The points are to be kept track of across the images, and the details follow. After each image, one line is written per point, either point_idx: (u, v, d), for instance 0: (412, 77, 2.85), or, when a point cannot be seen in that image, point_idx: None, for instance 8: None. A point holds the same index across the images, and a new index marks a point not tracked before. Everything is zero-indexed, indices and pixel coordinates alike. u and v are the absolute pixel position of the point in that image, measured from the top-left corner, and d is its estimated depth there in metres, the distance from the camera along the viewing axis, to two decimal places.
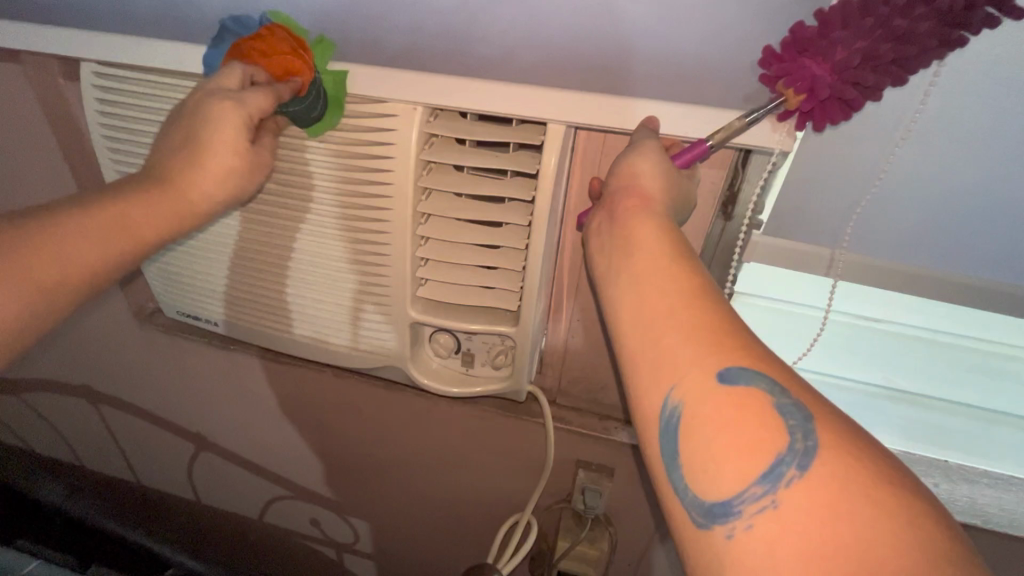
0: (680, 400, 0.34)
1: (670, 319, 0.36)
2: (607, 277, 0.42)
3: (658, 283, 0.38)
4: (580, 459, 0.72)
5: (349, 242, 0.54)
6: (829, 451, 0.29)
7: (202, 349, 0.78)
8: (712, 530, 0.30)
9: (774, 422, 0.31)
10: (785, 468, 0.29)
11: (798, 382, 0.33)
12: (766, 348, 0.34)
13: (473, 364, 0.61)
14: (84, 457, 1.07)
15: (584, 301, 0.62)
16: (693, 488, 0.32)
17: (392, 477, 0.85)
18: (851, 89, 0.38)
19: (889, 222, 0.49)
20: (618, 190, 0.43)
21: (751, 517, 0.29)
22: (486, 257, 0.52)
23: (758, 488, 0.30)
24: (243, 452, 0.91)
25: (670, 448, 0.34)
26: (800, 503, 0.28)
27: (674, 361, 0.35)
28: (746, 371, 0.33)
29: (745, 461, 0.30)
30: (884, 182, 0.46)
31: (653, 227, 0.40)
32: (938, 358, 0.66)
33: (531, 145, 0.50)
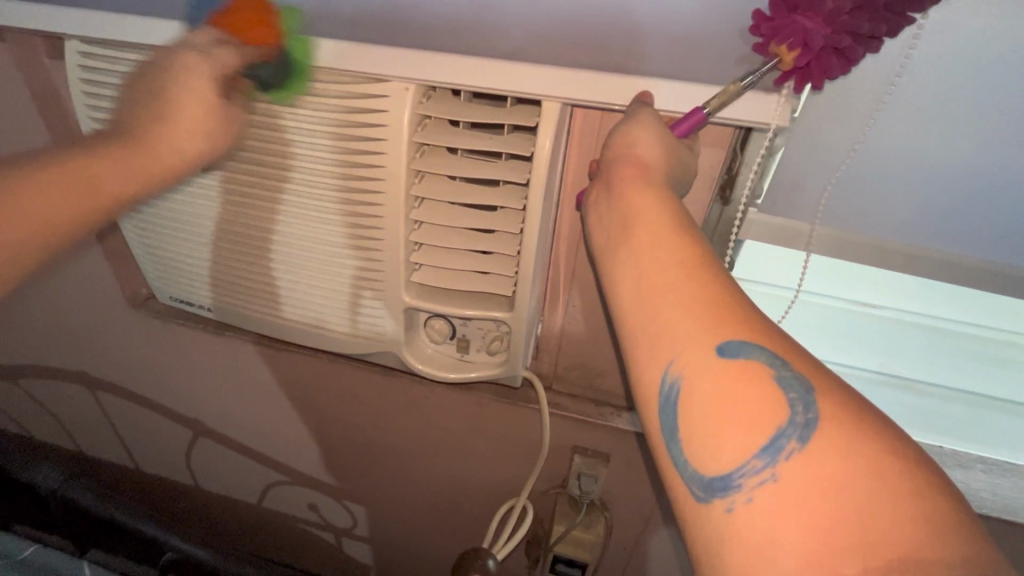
0: (678, 375, 0.33)
1: (669, 294, 0.35)
2: (604, 252, 0.41)
3: (656, 257, 0.37)
4: (577, 445, 0.72)
5: (343, 225, 0.54)
6: (830, 423, 0.29)
7: (198, 334, 0.79)
8: (712, 503, 0.30)
9: (775, 395, 0.31)
10: (785, 441, 0.29)
11: (799, 355, 0.32)
12: (767, 321, 0.34)
13: (468, 350, 0.61)
14: (83, 444, 1.08)
15: (581, 283, 0.62)
16: (693, 463, 0.32)
17: (389, 463, 0.85)
18: (846, 38, 0.37)
19: (877, 200, 0.50)
20: (615, 162, 0.42)
21: (751, 490, 0.29)
22: (480, 242, 0.52)
23: (758, 462, 0.29)
24: (240, 437, 0.92)
25: (669, 423, 0.33)
26: (800, 475, 0.28)
27: (672, 337, 0.34)
28: (746, 345, 0.32)
29: (744, 435, 0.30)
30: (861, 158, 0.47)
31: (654, 200, 0.39)
32: (935, 348, 0.65)
33: (525, 127, 0.49)
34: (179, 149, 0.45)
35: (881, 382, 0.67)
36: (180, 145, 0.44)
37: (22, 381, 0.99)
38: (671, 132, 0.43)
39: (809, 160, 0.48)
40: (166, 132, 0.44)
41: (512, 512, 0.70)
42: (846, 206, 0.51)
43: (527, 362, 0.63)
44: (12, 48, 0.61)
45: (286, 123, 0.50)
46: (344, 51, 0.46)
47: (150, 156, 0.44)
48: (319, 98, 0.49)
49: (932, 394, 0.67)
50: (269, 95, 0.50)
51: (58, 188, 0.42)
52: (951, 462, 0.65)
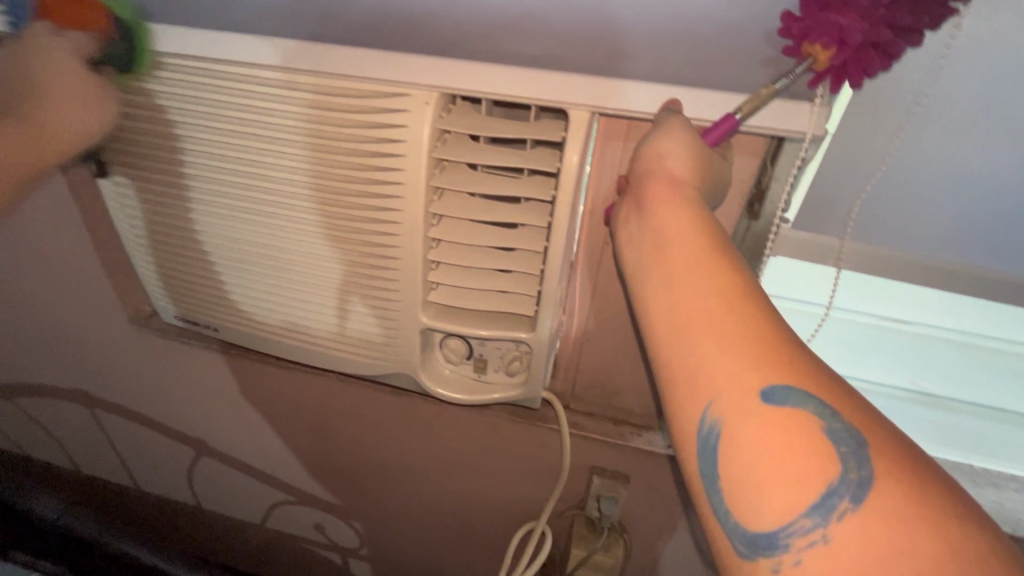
0: (717, 417, 0.31)
1: (707, 327, 0.33)
2: (635, 275, 0.39)
3: (693, 287, 0.35)
4: (595, 465, 0.70)
5: (356, 244, 0.51)
6: (885, 481, 0.27)
7: (202, 353, 0.76)
8: (756, 562, 0.28)
9: (825, 448, 0.29)
10: (838, 499, 0.27)
11: (850, 402, 0.30)
12: (815, 363, 0.32)
13: (486, 370, 0.58)
14: (81, 463, 1.05)
15: (601, 302, 0.60)
16: (735, 515, 0.30)
17: (399, 483, 0.83)
18: (886, 31, 0.34)
19: (904, 215, 0.47)
20: (646, 176, 0.41)
21: (800, 552, 0.27)
22: (501, 261, 0.50)
23: (807, 522, 0.27)
24: (244, 456, 0.90)
25: (708, 469, 0.31)
26: (857, 539, 0.26)
27: (711, 375, 0.32)
28: (794, 392, 0.30)
29: (791, 490, 0.28)
30: (890, 168, 0.44)
31: (687, 221, 0.37)
32: (966, 358, 0.63)
33: (550, 141, 0.47)
34: (72, 128, 0.47)
35: (909, 399, 0.65)
36: (68, 123, 0.47)
37: (19, 399, 0.97)
38: (703, 140, 0.40)
39: (840, 179, 0.46)
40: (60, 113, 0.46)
41: (530, 536, 0.68)
42: (873, 223, 0.48)
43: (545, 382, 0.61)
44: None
45: (297, 140, 0.48)
46: (369, 59, 0.45)
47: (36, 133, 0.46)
48: (330, 116, 0.47)
49: (960, 410, 0.65)
50: (277, 112, 0.48)
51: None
52: (983, 481, 0.63)
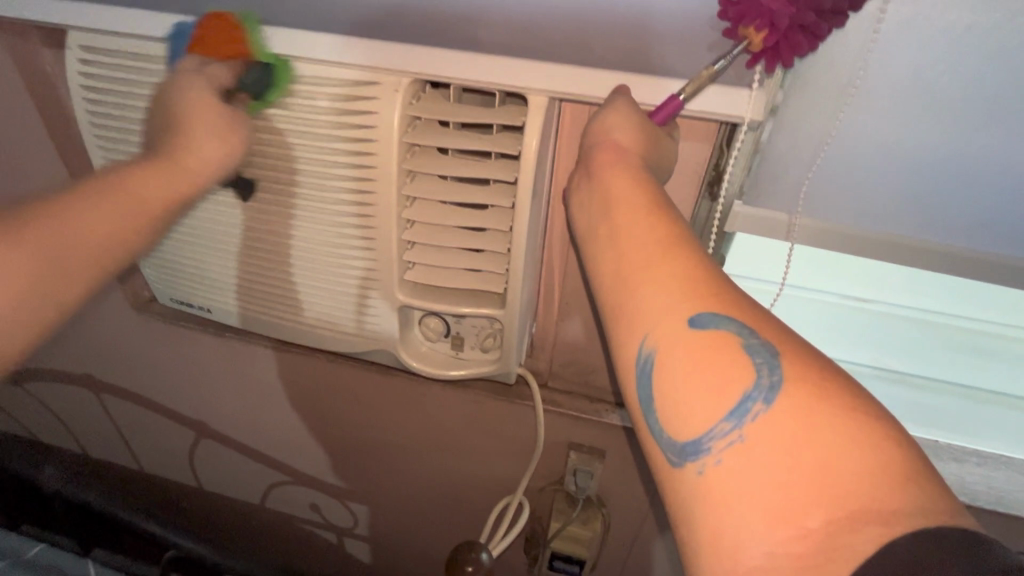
0: (653, 348, 0.35)
1: (644, 269, 0.37)
2: (586, 235, 0.43)
3: (633, 238, 0.38)
4: (572, 441, 0.72)
5: (338, 227, 0.55)
6: (794, 384, 0.30)
7: (200, 335, 0.80)
8: (684, 468, 0.31)
9: (741, 360, 0.32)
10: (752, 403, 0.30)
11: (768, 323, 0.34)
12: (741, 295, 0.35)
13: (462, 347, 0.62)
14: (87, 445, 1.09)
15: (573, 282, 0.62)
16: (668, 430, 0.33)
17: (388, 461, 0.86)
18: (810, 15, 0.38)
19: (854, 192, 0.50)
20: (594, 148, 0.43)
21: (720, 452, 0.30)
22: (471, 240, 0.53)
23: (726, 425, 0.31)
24: (241, 437, 0.93)
25: (645, 395, 0.35)
26: (768, 435, 0.29)
27: (647, 312, 0.36)
28: (718, 317, 0.34)
29: (713, 402, 0.32)
30: (834, 146, 0.47)
31: (629, 178, 0.41)
32: (927, 335, 0.66)
33: (514, 126, 0.50)
34: (203, 158, 0.47)
35: (874, 377, 0.67)
36: (206, 155, 0.47)
37: (28, 382, 1.01)
38: (649, 120, 0.44)
39: (788, 156, 0.49)
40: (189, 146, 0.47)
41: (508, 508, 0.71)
42: (826, 200, 0.51)
43: (520, 359, 0.63)
44: (10, 47, 0.62)
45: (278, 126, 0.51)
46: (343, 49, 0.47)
47: (175, 164, 0.46)
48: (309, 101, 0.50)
49: (924, 387, 0.68)
50: (255, 99, 0.51)
51: (92, 203, 0.44)
52: (946, 456, 0.65)
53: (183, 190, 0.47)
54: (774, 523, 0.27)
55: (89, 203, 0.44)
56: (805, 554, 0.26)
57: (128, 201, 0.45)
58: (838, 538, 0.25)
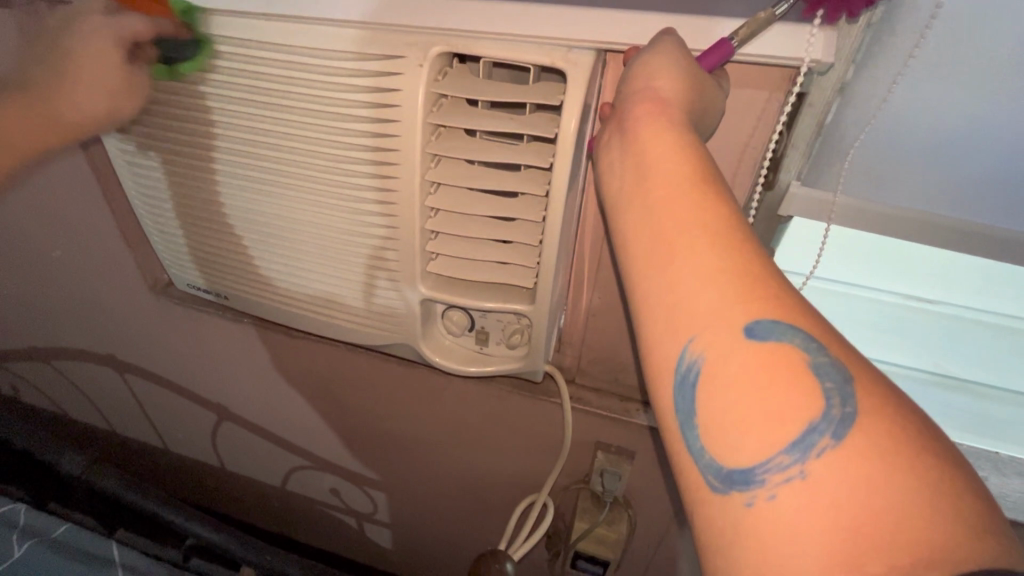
0: (699, 354, 0.30)
1: (692, 260, 0.32)
2: (615, 204, 0.37)
3: (679, 222, 0.33)
4: (600, 441, 0.69)
5: (358, 215, 0.51)
6: (869, 420, 0.26)
7: (218, 321, 0.78)
8: (729, 496, 0.27)
9: (809, 385, 0.28)
10: (818, 437, 0.26)
11: (837, 340, 0.29)
12: (804, 301, 0.31)
13: (487, 343, 0.58)
14: (115, 422, 1.10)
15: (606, 276, 0.58)
16: (710, 451, 0.29)
17: (408, 452, 0.84)
18: None
19: (901, 170, 0.48)
20: (630, 101, 0.38)
21: (775, 486, 0.26)
22: (499, 231, 0.49)
23: (785, 458, 0.26)
24: (261, 421, 0.93)
25: (685, 406, 0.30)
26: (833, 476, 0.25)
27: (693, 309, 0.31)
28: (778, 326, 0.29)
29: (770, 429, 0.27)
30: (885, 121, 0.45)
31: (671, 142, 0.35)
32: (997, 340, 0.62)
33: (549, 106, 0.45)
34: None
35: (933, 383, 0.62)
36: None
37: (55, 361, 1.02)
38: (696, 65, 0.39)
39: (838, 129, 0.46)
40: None
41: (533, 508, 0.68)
42: (872, 177, 0.49)
43: (549, 356, 0.60)
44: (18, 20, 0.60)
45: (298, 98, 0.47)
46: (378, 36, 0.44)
47: None
48: (323, 68, 0.45)
49: (986, 395, 0.62)
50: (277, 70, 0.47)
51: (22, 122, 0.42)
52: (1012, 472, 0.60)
53: None
54: (829, 565, 0.23)
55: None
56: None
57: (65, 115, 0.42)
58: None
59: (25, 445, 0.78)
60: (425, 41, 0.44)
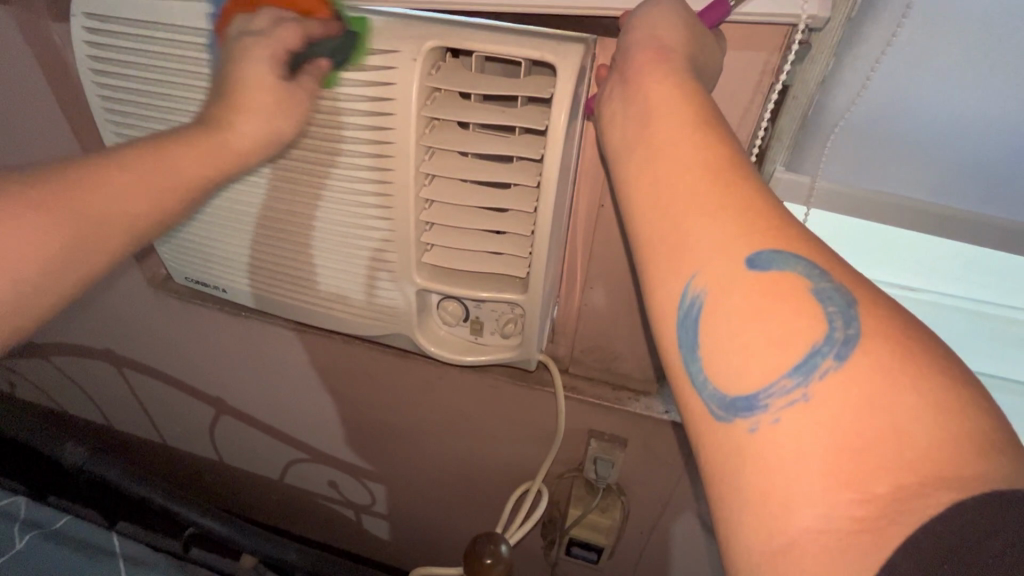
0: (701, 288, 0.32)
1: (695, 203, 0.33)
2: (618, 155, 0.38)
3: (682, 166, 0.34)
4: (592, 429, 0.70)
5: (355, 208, 0.52)
6: (871, 339, 0.27)
7: (217, 315, 0.79)
8: (733, 423, 0.28)
9: (815, 310, 0.29)
10: (821, 359, 0.27)
11: (840, 265, 0.30)
12: (806, 231, 0.32)
13: (482, 332, 0.59)
14: (113, 418, 1.11)
15: (598, 266, 0.59)
16: (713, 380, 0.30)
17: (405, 443, 0.86)
18: None
19: (884, 154, 0.50)
20: (632, 49, 0.39)
21: (779, 410, 0.27)
22: (492, 222, 0.50)
23: (789, 381, 0.27)
24: (259, 414, 0.94)
25: (688, 340, 0.32)
26: (836, 394, 0.26)
27: (695, 246, 0.32)
28: (779, 256, 0.30)
29: (774, 355, 0.28)
30: (870, 108, 0.47)
31: (674, 89, 0.36)
32: (975, 326, 0.64)
33: (540, 98, 0.46)
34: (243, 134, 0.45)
35: None
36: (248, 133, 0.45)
37: (53, 357, 1.02)
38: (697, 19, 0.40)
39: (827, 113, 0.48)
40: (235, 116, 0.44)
41: (527, 494, 0.70)
42: (854, 162, 0.51)
43: (542, 345, 0.61)
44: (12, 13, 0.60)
45: None
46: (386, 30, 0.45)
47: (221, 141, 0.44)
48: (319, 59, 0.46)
49: None
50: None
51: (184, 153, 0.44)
52: None
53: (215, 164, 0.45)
54: (833, 485, 0.25)
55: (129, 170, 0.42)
56: (864, 518, 0.24)
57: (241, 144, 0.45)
58: (906, 501, 0.23)
59: (25, 437, 0.79)
60: (417, 37, 0.45)
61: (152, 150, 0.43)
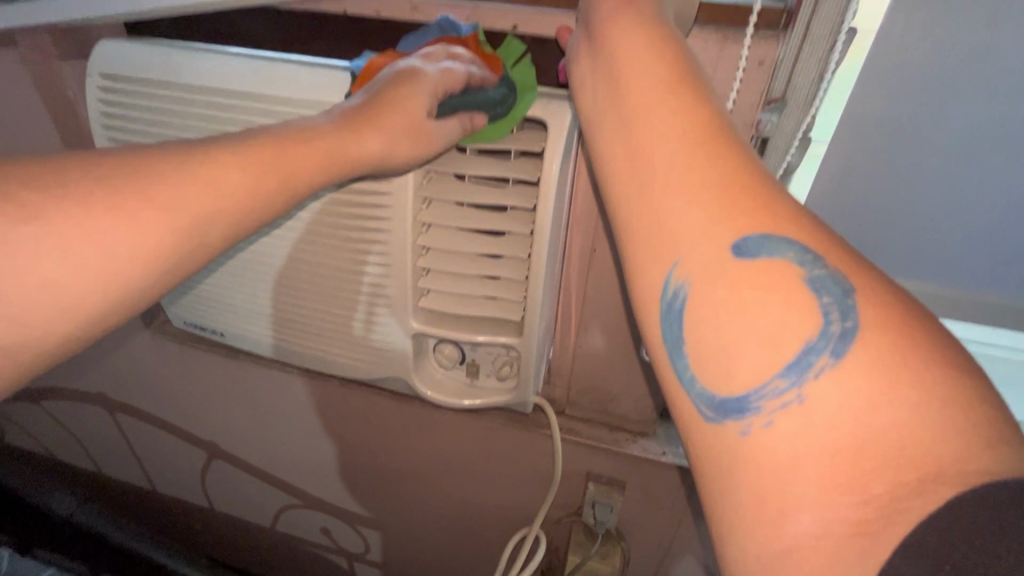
0: (684, 277, 0.28)
1: (676, 184, 0.29)
2: (596, 131, 0.36)
3: (659, 142, 0.30)
4: (590, 471, 0.70)
5: (351, 250, 0.53)
6: (875, 331, 0.23)
7: (213, 357, 0.79)
8: (723, 426, 0.25)
9: (806, 301, 0.25)
10: (816, 357, 0.24)
11: (837, 247, 0.26)
12: (801, 209, 0.28)
13: (478, 375, 0.60)
14: (104, 464, 1.09)
15: (592, 306, 0.60)
16: (701, 379, 0.27)
17: (402, 487, 0.84)
18: None
19: (928, 246, 0.57)
20: (598, 10, 0.36)
21: (772, 413, 0.24)
22: (487, 267, 0.51)
23: (781, 382, 0.24)
24: (253, 458, 0.92)
25: (673, 335, 0.29)
26: (833, 396, 0.23)
27: (673, 230, 0.29)
28: (768, 240, 0.27)
29: (764, 352, 0.25)
30: (929, 205, 0.54)
31: (648, 51, 0.33)
32: None
33: (532, 151, 0.49)
34: (374, 151, 0.42)
35: None
36: (376, 150, 0.42)
37: (46, 402, 1.01)
38: None
39: (886, 209, 0.56)
40: (370, 134, 0.41)
41: (525, 541, 0.68)
42: (901, 253, 0.58)
43: (537, 387, 0.61)
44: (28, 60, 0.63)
45: None
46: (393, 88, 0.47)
47: (346, 151, 0.41)
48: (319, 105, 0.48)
49: None
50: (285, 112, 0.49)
51: (182, 177, 0.36)
52: None
53: (336, 160, 0.41)
54: (832, 488, 0.22)
55: (72, 194, 0.33)
56: (865, 521, 0.21)
57: (269, 161, 0.39)
58: (904, 501, 0.20)
59: None
60: None
61: (258, 141, 0.39)
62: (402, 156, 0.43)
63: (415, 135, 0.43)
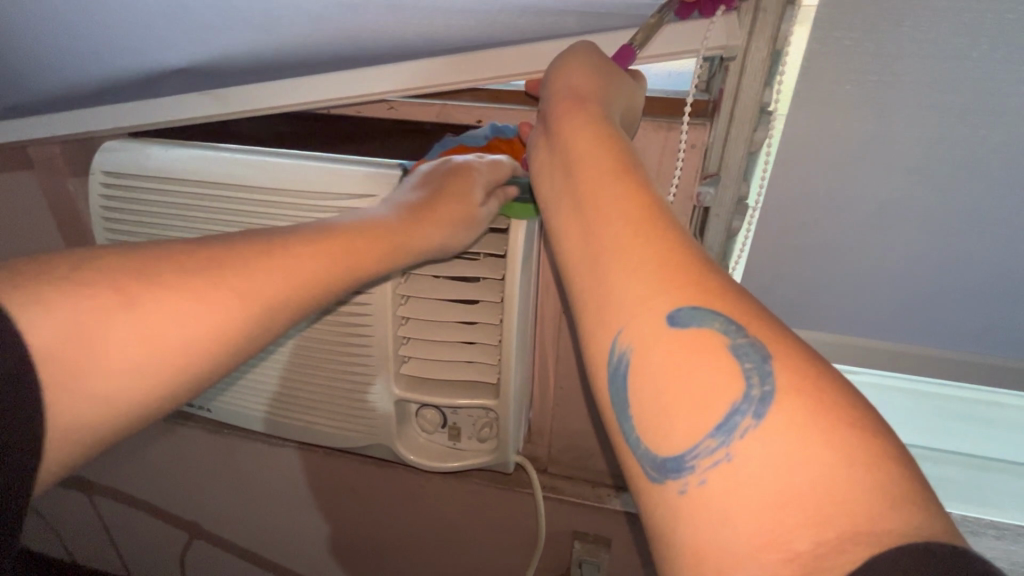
0: (627, 344, 0.31)
1: (620, 259, 0.32)
2: (548, 207, 0.40)
3: (604, 217, 0.34)
4: (576, 530, 0.70)
5: (335, 328, 0.57)
6: (787, 395, 0.26)
7: (198, 434, 0.80)
8: (664, 486, 0.27)
9: (730, 366, 0.28)
10: (740, 418, 0.26)
11: (761, 321, 0.29)
12: (728, 284, 0.31)
13: (459, 438, 0.62)
14: (78, 552, 1.05)
15: (563, 364, 0.64)
16: (645, 441, 0.29)
17: (389, 559, 0.83)
18: None
19: (866, 315, 0.66)
20: (551, 105, 0.42)
21: (704, 471, 0.26)
22: (464, 334, 0.55)
23: (712, 441, 0.26)
24: (235, 536, 0.90)
25: (620, 398, 0.31)
26: (755, 455, 0.25)
27: (618, 300, 0.32)
28: (698, 311, 0.29)
29: (695, 416, 0.27)
30: (860, 282, 0.63)
31: (591, 139, 0.38)
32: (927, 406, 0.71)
33: (498, 228, 0.54)
34: (424, 240, 0.46)
35: None
36: (428, 241, 0.46)
37: None
38: (613, 62, 0.45)
39: (823, 285, 0.65)
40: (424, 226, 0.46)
41: None
42: (845, 323, 0.67)
43: (518, 447, 0.64)
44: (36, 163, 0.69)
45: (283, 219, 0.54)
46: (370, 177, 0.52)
47: (389, 239, 0.44)
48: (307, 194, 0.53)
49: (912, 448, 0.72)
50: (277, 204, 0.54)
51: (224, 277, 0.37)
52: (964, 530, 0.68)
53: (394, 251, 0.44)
54: (758, 544, 0.22)
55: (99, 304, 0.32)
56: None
57: (338, 251, 0.41)
58: (825, 559, 0.21)
59: None
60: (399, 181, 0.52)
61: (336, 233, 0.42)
62: (452, 240, 0.48)
63: (468, 222, 0.48)
